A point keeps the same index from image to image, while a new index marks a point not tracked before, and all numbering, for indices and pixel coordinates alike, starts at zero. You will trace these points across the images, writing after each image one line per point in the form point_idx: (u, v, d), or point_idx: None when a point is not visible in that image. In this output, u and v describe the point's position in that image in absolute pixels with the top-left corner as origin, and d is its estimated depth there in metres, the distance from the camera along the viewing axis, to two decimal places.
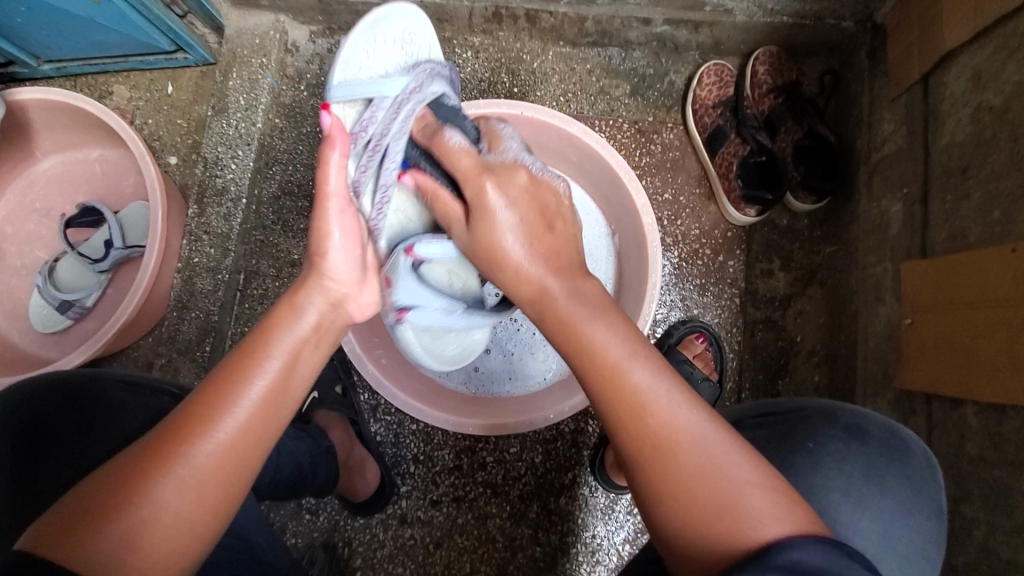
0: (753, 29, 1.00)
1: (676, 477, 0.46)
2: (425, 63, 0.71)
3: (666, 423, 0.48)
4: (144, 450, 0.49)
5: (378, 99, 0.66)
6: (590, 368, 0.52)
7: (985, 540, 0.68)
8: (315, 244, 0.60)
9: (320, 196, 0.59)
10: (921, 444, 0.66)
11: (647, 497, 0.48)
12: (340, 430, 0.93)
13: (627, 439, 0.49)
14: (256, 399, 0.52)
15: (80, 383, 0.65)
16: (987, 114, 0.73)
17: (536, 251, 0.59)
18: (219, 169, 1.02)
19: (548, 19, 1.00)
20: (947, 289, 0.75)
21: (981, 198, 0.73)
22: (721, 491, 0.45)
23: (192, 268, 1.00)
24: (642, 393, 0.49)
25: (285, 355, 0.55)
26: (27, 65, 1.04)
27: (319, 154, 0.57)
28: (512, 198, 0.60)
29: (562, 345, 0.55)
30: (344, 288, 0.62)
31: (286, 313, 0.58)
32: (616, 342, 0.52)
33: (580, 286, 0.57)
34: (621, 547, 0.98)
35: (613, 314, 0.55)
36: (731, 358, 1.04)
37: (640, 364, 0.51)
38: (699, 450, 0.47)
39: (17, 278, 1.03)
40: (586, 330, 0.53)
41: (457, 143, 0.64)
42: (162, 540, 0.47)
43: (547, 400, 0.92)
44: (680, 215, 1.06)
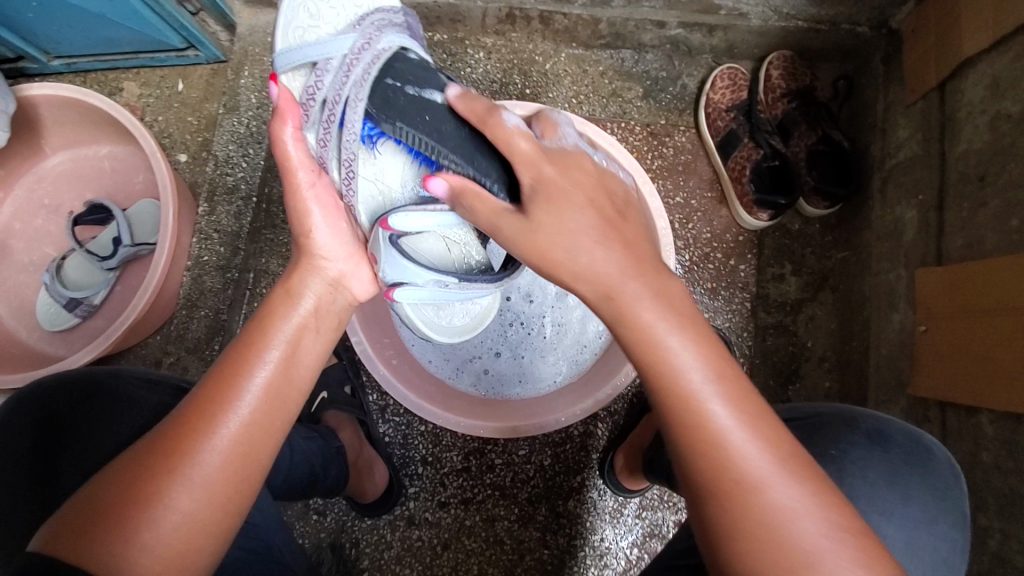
0: (767, 33, 1.00)
1: (744, 514, 0.45)
2: (374, 14, 0.63)
3: (740, 459, 0.46)
4: (153, 451, 0.48)
5: (323, 62, 0.60)
6: (664, 391, 0.49)
7: (1000, 549, 0.68)
8: (300, 228, 0.64)
9: (286, 172, 0.61)
10: (942, 450, 0.67)
11: (713, 530, 0.46)
12: (349, 431, 0.95)
13: (697, 468, 0.47)
14: (260, 389, 0.53)
15: (99, 379, 0.65)
16: (1005, 122, 0.73)
17: (614, 255, 0.53)
18: (230, 168, 1.03)
19: (561, 21, 1.00)
20: (963, 297, 0.75)
21: (999, 205, 0.73)
22: (800, 536, 0.43)
23: (201, 266, 1.00)
24: (719, 424, 0.47)
25: (284, 347, 0.57)
26: (37, 61, 1.03)
27: (270, 130, 0.58)
28: (578, 193, 0.55)
29: (633, 354, 0.51)
30: (337, 268, 0.65)
31: (281, 301, 0.60)
32: (696, 360, 0.49)
33: (665, 288, 0.53)
34: (629, 552, 0.97)
35: (685, 322, 0.51)
36: (742, 364, 1.03)
37: (717, 390, 0.48)
38: (770, 486, 0.45)
39: (25, 275, 1.03)
40: (663, 343, 0.50)
41: (516, 132, 0.56)
42: (175, 543, 0.47)
43: (558, 404, 0.91)
44: (692, 219, 1.06)
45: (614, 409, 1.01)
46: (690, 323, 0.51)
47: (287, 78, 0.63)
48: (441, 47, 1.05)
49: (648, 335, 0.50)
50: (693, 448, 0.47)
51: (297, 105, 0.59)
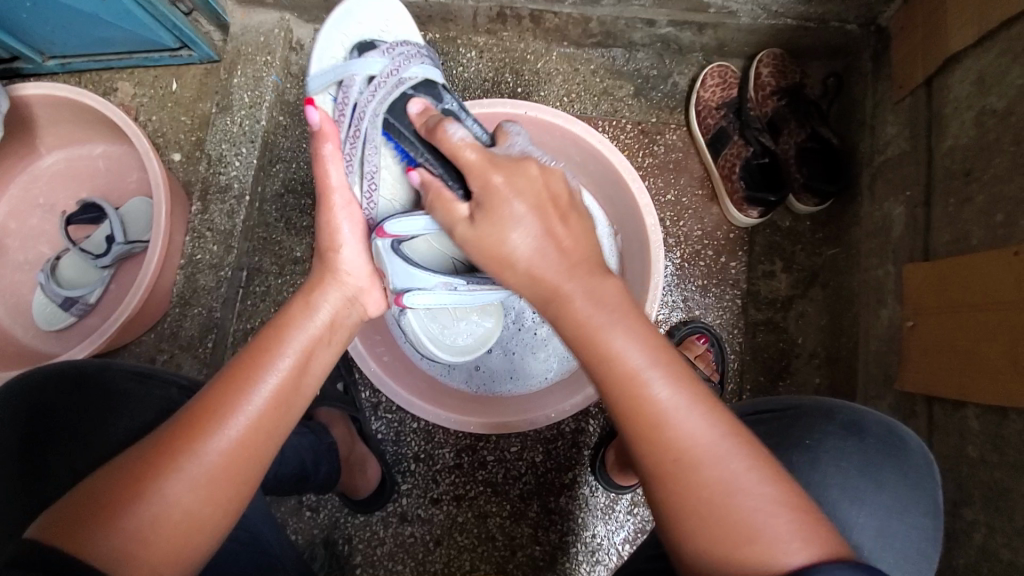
0: (757, 31, 1.00)
1: (690, 490, 0.46)
2: (403, 45, 0.70)
3: (687, 436, 0.47)
4: (162, 447, 0.49)
5: (349, 80, 0.68)
6: (608, 378, 0.49)
7: (984, 542, 0.68)
8: (328, 243, 0.66)
9: (324, 192, 0.65)
10: (919, 443, 0.67)
11: (665, 508, 0.47)
12: (341, 428, 0.94)
13: (646, 450, 0.48)
14: (270, 393, 0.55)
15: (88, 372, 0.65)
16: (990, 118, 0.73)
17: (547, 244, 0.53)
18: (223, 167, 1.02)
19: (552, 19, 1.00)
20: (948, 292, 0.75)
21: (984, 200, 0.73)
22: (739, 508, 0.45)
23: (194, 265, 1.00)
24: (663, 404, 0.48)
25: (296, 355, 0.58)
26: (32, 61, 1.04)
27: (314, 152, 0.64)
28: (527, 190, 0.54)
29: (577, 347, 0.52)
30: (356, 284, 0.67)
31: (298, 310, 0.62)
32: (636, 349, 0.49)
33: (599, 288, 0.52)
34: (620, 548, 0.98)
35: (625, 308, 0.51)
36: (733, 360, 1.04)
37: (660, 372, 0.48)
38: (714, 461, 0.46)
39: (20, 273, 1.03)
40: (602, 335, 0.50)
41: (463, 143, 0.57)
42: (172, 537, 0.47)
43: (548, 400, 0.92)
44: (683, 216, 1.06)
45: (605, 406, 1.01)
46: (627, 309, 0.51)
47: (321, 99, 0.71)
48: (432, 46, 1.06)
49: (588, 328, 0.50)
50: (639, 431, 0.48)
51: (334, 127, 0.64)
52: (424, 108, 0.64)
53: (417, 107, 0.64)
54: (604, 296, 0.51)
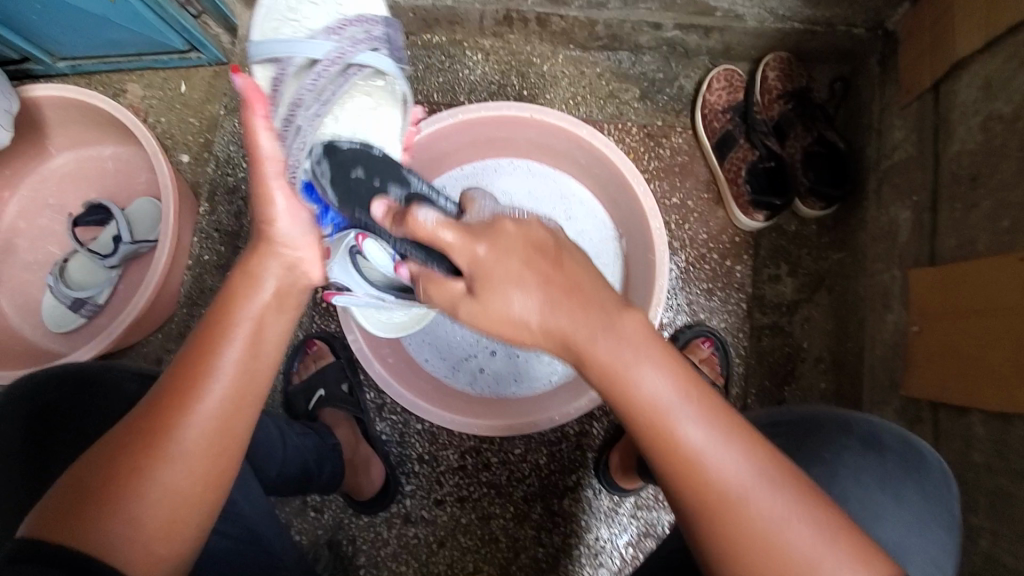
0: (764, 35, 1.00)
1: (731, 525, 0.46)
2: (355, 24, 0.71)
3: (723, 473, 0.47)
4: (135, 431, 0.49)
5: (288, 59, 0.69)
6: (640, 422, 0.49)
7: (990, 549, 0.68)
8: (262, 211, 0.60)
9: (255, 163, 0.59)
10: (935, 455, 0.67)
11: (708, 550, 0.48)
12: (345, 429, 0.96)
13: (686, 492, 0.48)
14: (231, 367, 0.53)
15: (95, 372, 0.66)
16: (997, 123, 0.73)
17: (547, 310, 0.50)
18: (230, 168, 1.05)
19: (558, 23, 1.00)
20: (955, 299, 0.75)
21: (990, 206, 0.73)
22: (789, 543, 0.45)
23: (201, 265, 1.03)
24: (695, 442, 0.47)
25: (251, 323, 0.55)
26: (43, 62, 1.05)
27: (243, 119, 0.57)
28: (523, 267, 0.50)
29: (602, 387, 0.51)
30: (298, 253, 0.61)
31: (241, 283, 0.57)
32: (663, 385, 0.49)
33: (619, 325, 0.50)
34: (624, 550, 0.98)
35: (645, 341, 0.50)
36: (737, 363, 1.03)
37: (689, 411, 0.48)
38: (759, 497, 0.46)
39: (30, 273, 1.04)
40: (630, 374, 0.49)
41: (439, 223, 0.52)
42: (163, 517, 0.48)
43: (552, 402, 0.92)
44: (688, 219, 1.06)
45: (609, 409, 1.01)
46: (642, 337, 0.50)
47: (257, 70, 0.71)
48: (439, 49, 1.06)
49: (616, 371, 0.49)
50: (679, 470, 0.48)
51: (264, 95, 0.56)
52: (387, 212, 0.59)
53: (381, 207, 0.60)
54: (601, 311, 0.50)
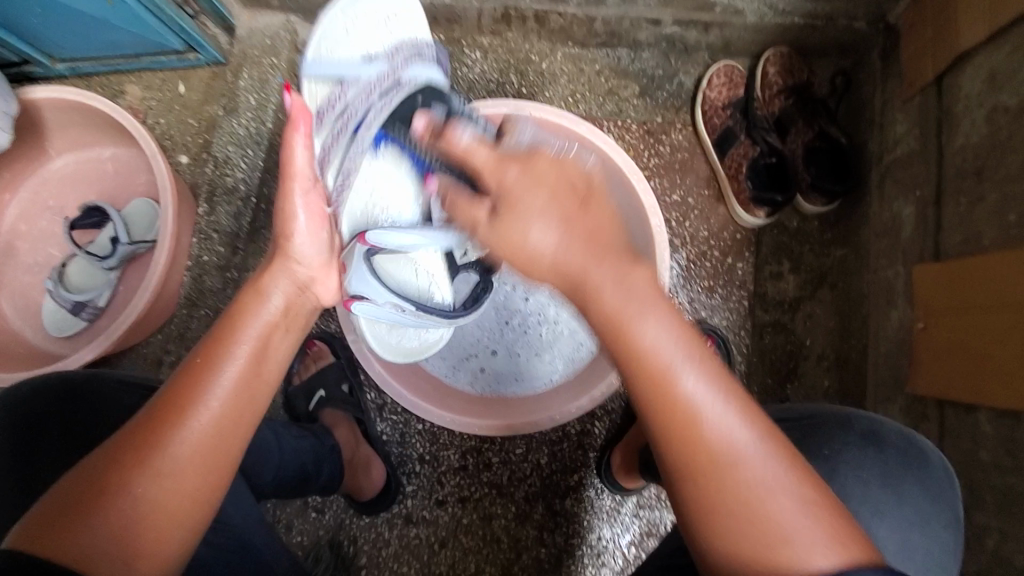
0: (764, 29, 0.99)
1: (718, 488, 0.45)
2: (406, 48, 0.73)
3: (718, 432, 0.46)
4: (133, 444, 0.49)
5: (350, 78, 0.68)
6: (639, 374, 0.48)
7: (998, 548, 0.67)
8: (282, 229, 0.62)
9: (285, 176, 0.61)
10: (940, 456, 0.66)
11: (688, 506, 0.47)
12: (344, 430, 0.95)
13: (677, 448, 0.47)
14: (230, 382, 0.54)
15: (78, 381, 0.66)
16: (1002, 115, 0.72)
17: (564, 242, 0.50)
18: (230, 168, 1.03)
19: (557, 19, 1.00)
20: (961, 294, 0.74)
21: (996, 200, 0.72)
22: (775, 511, 0.44)
23: (201, 267, 1.01)
24: (694, 397, 0.47)
25: (255, 342, 0.57)
26: (42, 65, 1.05)
27: (283, 136, 0.59)
28: (547, 206, 0.50)
29: (604, 338, 0.50)
30: (310, 272, 0.64)
31: (252, 300, 0.59)
32: (669, 339, 0.48)
33: (629, 276, 0.49)
34: (627, 550, 0.97)
35: (650, 296, 0.49)
36: (740, 361, 1.03)
37: (691, 366, 0.47)
38: (747, 462, 0.45)
39: (30, 275, 1.04)
40: (635, 324, 0.48)
41: (472, 146, 0.58)
42: (147, 534, 0.48)
43: (553, 401, 0.92)
44: (689, 216, 1.05)
45: (611, 408, 1.01)
46: (648, 296, 0.49)
47: (309, 83, 0.69)
48: None
49: (621, 316, 0.48)
50: (671, 429, 0.47)
51: (309, 113, 0.59)
52: (427, 126, 0.66)
53: (422, 121, 0.67)
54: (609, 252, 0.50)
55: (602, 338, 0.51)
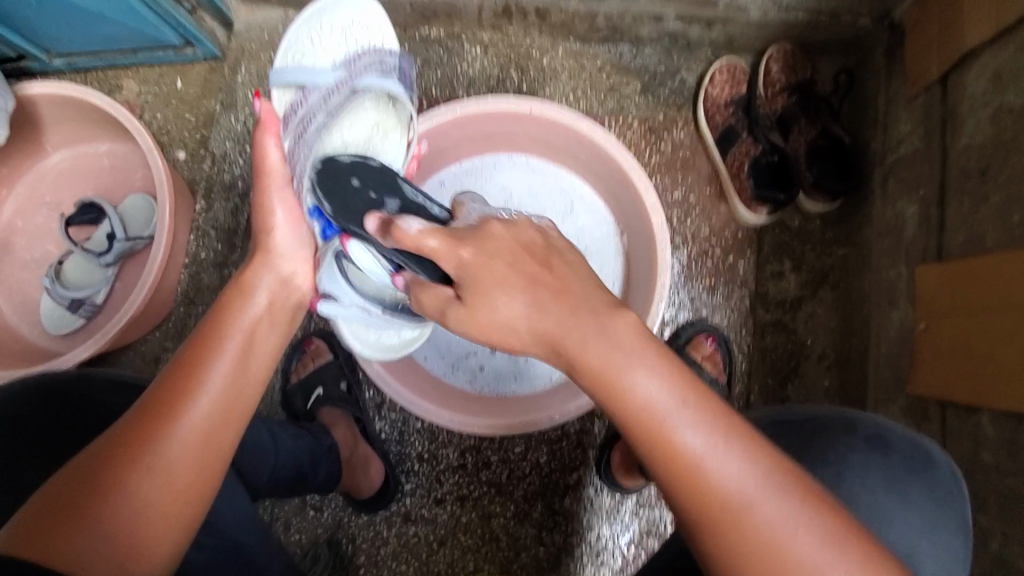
0: (767, 26, 0.98)
1: (728, 538, 0.46)
2: (369, 54, 0.70)
3: (725, 480, 0.46)
4: (122, 441, 0.49)
5: (309, 87, 0.68)
6: (634, 428, 0.48)
7: (1000, 551, 0.67)
8: (262, 224, 0.66)
9: (262, 174, 0.64)
10: (944, 455, 0.65)
11: (708, 561, 0.47)
12: (343, 429, 0.94)
13: (687, 500, 0.47)
14: (221, 380, 0.54)
15: (66, 384, 0.65)
16: (1008, 115, 0.71)
17: (534, 317, 0.51)
18: (227, 164, 1.04)
19: (558, 15, 0.99)
20: (964, 295, 0.73)
21: (1000, 201, 0.71)
22: (797, 554, 0.45)
23: (199, 263, 1.02)
24: (694, 446, 0.46)
25: (241, 336, 0.58)
26: (38, 59, 1.04)
27: (255, 139, 0.63)
28: (503, 298, 0.52)
29: (596, 395, 0.50)
30: (291, 266, 0.66)
31: (235, 296, 0.61)
32: (659, 388, 0.48)
33: (610, 329, 0.50)
34: (626, 549, 0.97)
35: (629, 341, 0.49)
36: (740, 360, 1.02)
37: (684, 417, 0.47)
38: (754, 508, 0.45)
39: (27, 272, 1.04)
40: (623, 378, 0.48)
41: (424, 232, 0.52)
42: (142, 533, 0.48)
43: (552, 400, 0.91)
44: (690, 215, 1.05)
45: None
46: (626, 344, 0.49)
47: (276, 94, 0.70)
48: (437, 42, 1.05)
49: (608, 375, 0.49)
50: (678, 484, 0.47)
51: (277, 117, 0.62)
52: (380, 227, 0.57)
53: (373, 221, 0.57)
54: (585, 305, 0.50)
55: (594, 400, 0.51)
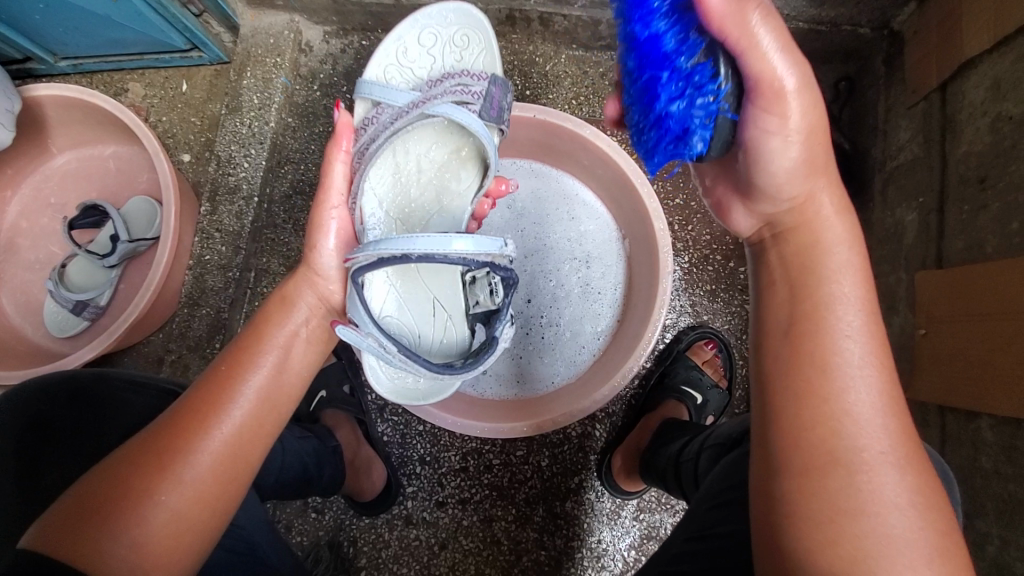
0: None
1: (834, 480, 0.45)
2: (452, 79, 0.73)
3: (863, 432, 0.46)
4: (154, 449, 0.51)
5: (384, 105, 0.73)
6: (810, 327, 0.50)
7: (998, 554, 0.67)
8: (309, 240, 0.67)
9: (323, 189, 0.68)
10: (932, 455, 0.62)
11: (782, 500, 0.46)
12: (346, 430, 0.95)
13: (809, 428, 0.47)
14: (255, 392, 0.57)
15: (85, 381, 0.67)
16: (1006, 123, 0.72)
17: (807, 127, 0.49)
18: (232, 168, 1.01)
19: (561, 22, 1.00)
20: (963, 301, 0.74)
21: (999, 208, 0.72)
22: (890, 525, 0.44)
23: (203, 265, 1.00)
24: (854, 384, 0.47)
25: (277, 351, 0.60)
26: (45, 61, 1.05)
27: (327, 151, 0.68)
28: (817, 107, 0.49)
29: (792, 278, 0.53)
30: (329, 286, 0.67)
31: (275, 309, 0.64)
32: (858, 323, 0.49)
33: (838, 228, 0.54)
34: (627, 553, 0.97)
35: (853, 237, 0.54)
36: (741, 365, 1.04)
37: (860, 353, 0.48)
38: (874, 471, 0.45)
39: (31, 273, 1.04)
40: (825, 288, 0.51)
41: None
42: (168, 539, 0.48)
43: (557, 401, 0.92)
44: (691, 220, 1.05)
45: (611, 411, 1.02)
46: (856, 243, 0.54)
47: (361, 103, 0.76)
48: None
49: (820, 256, 0.53)
50: (798, 399, 0.48)
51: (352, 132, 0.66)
52: None
53: None
54: (833, 191, 0.54)
55: (781, 287, 0.54)
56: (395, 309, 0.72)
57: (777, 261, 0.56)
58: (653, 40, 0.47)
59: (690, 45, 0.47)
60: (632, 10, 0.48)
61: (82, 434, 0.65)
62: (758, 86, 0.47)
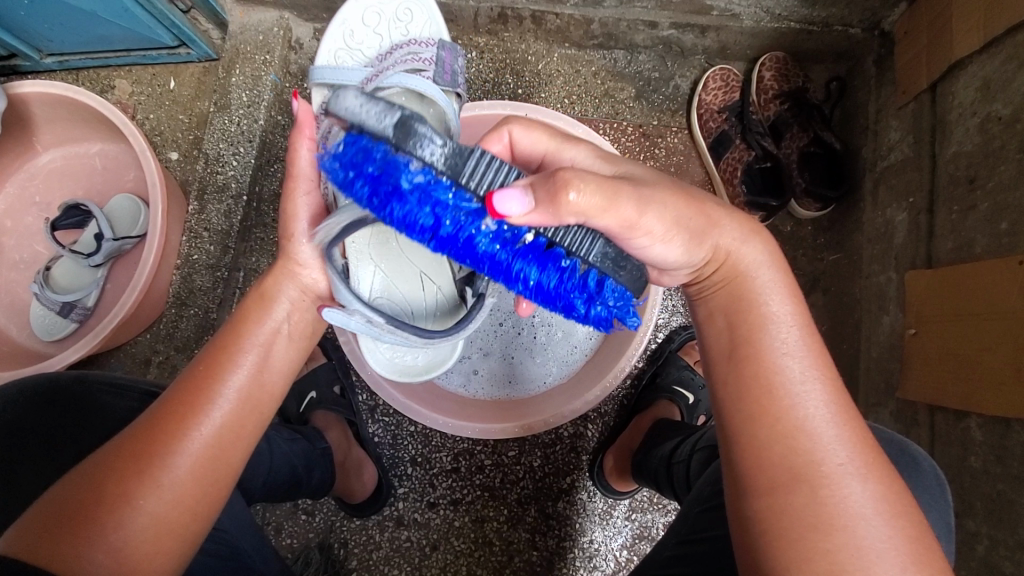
0: (760, 34, 1.00)
1: (801, 497, 0.45)
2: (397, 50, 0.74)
3: (824, 447, 0.46)
4: (129, 454, 0.50)
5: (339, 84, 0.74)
6: (751, 346, 0.50)
7: (987, 554, 0.68)
8: (285, 230, 0.63)
9: (290, 176, 0.63)
10: (929, 460, 0.62)
11: (756, 516, 0.46)
12: (336, 432, 0.93)
13: (773, 444, 0.47)
14: (237, 391, 0.55)
15: (65, 384, 0.66)
16: (995, 124, 0.73)
17: (668, 235, 0.49)
18: (220, 166, 1.00)
19: (554, 20, 0.99)
20: (952, 300, 0.75)
21: (988, 208, 0.73)
22: (861, 538, 0.43)
23: (191, 264, 0.99)
24: (802, 402, 0.47)
25: (258, 350, 0.59)
26: (29, 58, 1.03)
27: (290, 138, 0.62)
28: (667, 199, 0.49)
29: (728, 304, 0.53)
30: (314, 274, 0.64)
31: (253, 306, 0.61)
32: (796, 339, 0.50)
33: (749, 246, 0.53)
34: (619, 553, 0.97)
35: (773, 255, 0.55)
36: None
37: (802, 367, 0.49)
38: (839, 483, 0.45)
39: (16, 272, 1.02)
40: (760, 307, 0.52)
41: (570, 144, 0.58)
42: (146, 544, 0.48)
43: (547, 403, 0.93)
44: None
45: (603, 410, 1.02)
46: (777, 259, 0.55)
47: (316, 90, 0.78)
48: None
49: (746, 282, 0.53)
50: (753, 418, 0.48)
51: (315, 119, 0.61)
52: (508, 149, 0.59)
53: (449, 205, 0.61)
54: (736, 218, 0.54)
55: (720, 316, 0.54)
56: (384, 288, 0.71)
57: (711, 291, 0.55)
58: (540, 287, 0.46)
59: (568, 269, 0.46)
60: (499, 277, 0.47)
61: (66, 438, 0.64)
62: (608, 230, 0.46)
